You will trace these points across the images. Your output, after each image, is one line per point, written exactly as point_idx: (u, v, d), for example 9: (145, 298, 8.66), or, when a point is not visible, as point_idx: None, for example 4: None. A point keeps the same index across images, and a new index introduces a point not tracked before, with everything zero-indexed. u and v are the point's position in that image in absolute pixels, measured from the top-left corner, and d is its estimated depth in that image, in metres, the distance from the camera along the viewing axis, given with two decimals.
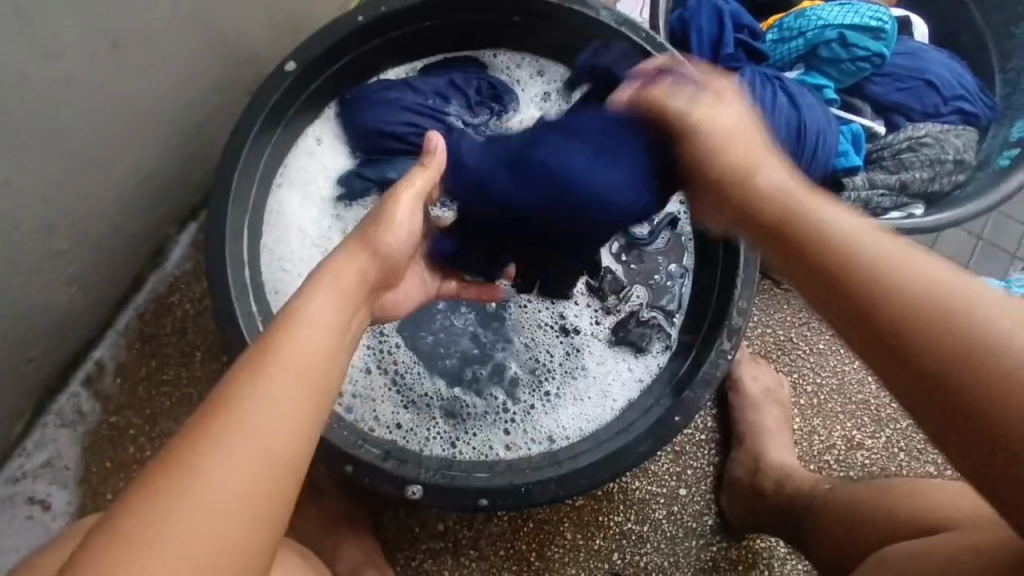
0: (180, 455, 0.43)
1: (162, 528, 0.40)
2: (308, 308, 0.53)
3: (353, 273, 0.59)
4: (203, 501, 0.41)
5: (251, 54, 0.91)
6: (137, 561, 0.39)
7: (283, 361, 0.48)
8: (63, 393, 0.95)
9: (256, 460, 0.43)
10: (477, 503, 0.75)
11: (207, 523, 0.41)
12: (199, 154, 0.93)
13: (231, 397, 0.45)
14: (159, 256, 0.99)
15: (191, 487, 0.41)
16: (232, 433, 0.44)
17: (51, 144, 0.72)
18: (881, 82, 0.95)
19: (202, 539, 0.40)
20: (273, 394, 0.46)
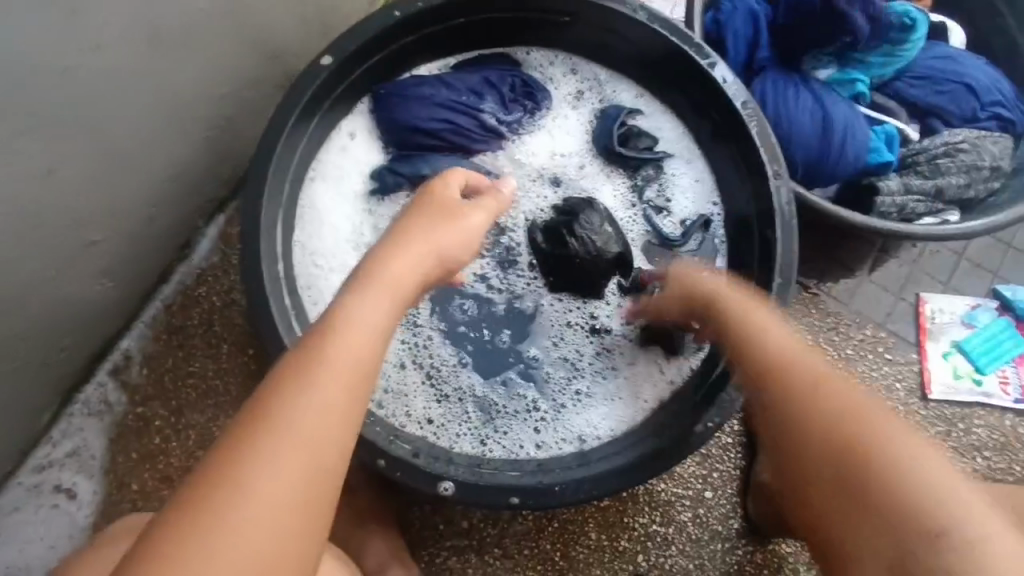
0: (228, 459, 0.42)
1: (208, 535, 0.40)
2: (361, 302, 0.50)
3: (416, 263, 0.55)
4: (251, 510, 0.41)
5: (284, 47, 0.91)
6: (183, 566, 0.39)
7: (336, 364, 0.46)
8: (89, 384, 0.94)
9: (302, 471, 0.43)
10: (508, 501, 0.74)
11: (255, 530, 0.41)
12: (230, 147, 0.93)
13: (278, 398, 0.44)
14: (187, 248, 0.99)
15: (240, 494, 0.41)
16: (281, 441, 0.43)
17: (90, 134, 0.71)
18: (919, 86, 0.94)
19: (246, 549, 0.40)
20: (324, 401, 0.45)
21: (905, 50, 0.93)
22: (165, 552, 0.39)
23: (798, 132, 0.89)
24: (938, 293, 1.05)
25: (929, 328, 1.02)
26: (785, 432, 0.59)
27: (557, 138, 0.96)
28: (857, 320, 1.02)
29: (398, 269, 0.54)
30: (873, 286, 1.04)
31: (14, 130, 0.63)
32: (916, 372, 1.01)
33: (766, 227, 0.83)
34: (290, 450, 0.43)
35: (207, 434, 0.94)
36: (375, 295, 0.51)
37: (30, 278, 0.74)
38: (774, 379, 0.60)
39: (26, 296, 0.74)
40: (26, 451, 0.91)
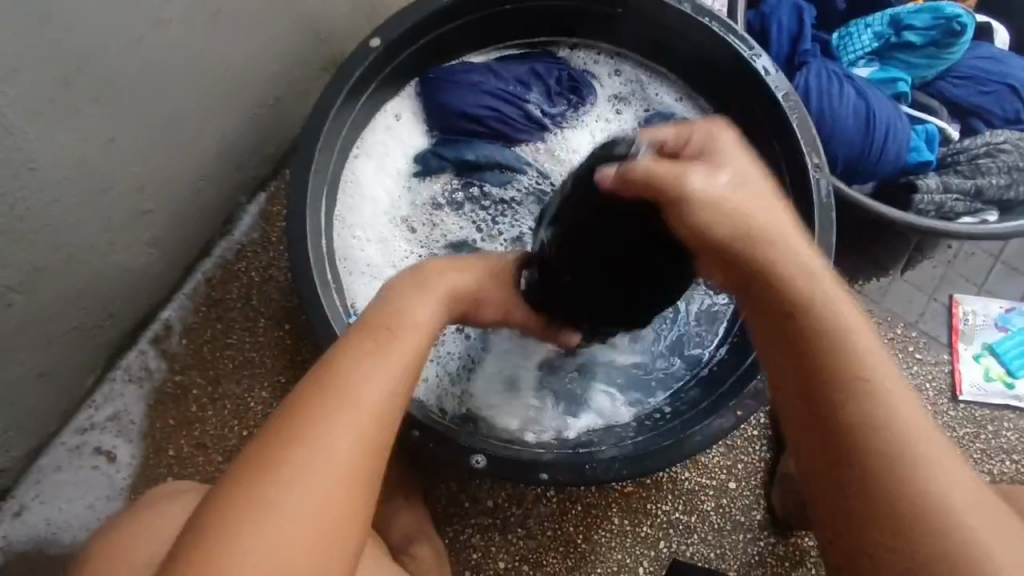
0: (293, 422, 0.47)
1: (270, 487, 0.44)
2: (411, 300, 0.59)
3: (452, 280, 0.64)
4: (309, 467, 0.44)
5: (333, 30, 0.93)
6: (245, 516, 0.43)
7: (390, 347, 0.53)
8: (131, 350, 0.97)
9: (358, 432, 0.47)
10: (536, 477, 0.75)
11: (310, 494, 0.44)
12: (276, 125, 0.95)
13: (335, 374, 0.50)
14: (228, 223, 1.02)
15: (295, 459, 0.45)
16: (337, 405, 0.48)
17: (150, 105, 0.74)
18: (961, 85, 0.94)
19: (307, 504, 0.44)
20: (379, 375, 0.50)
21: (952, 52, 0.92)
22: (228, 509, 0.43)
23: (840, 125, 0.88)
24: (972, 295, 1.04)
25: (962, 329, 1.02)
26: (793, 419, 0.48)
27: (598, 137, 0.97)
28: (888, 319, 1.02)
29: (439, 284, 0.62)
30: (906, 285, 1.04)
31: (82, 97, 0.66)
32: (947, 372, 1.00)
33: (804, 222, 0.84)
34: (346, 425, 0.47)
35: (243, 404, 0.97)
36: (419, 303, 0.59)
37: (86, 244, 0.76)
38: (807, 331, 0.47)
39: (82, 260, 0.77)
40: (70, 413, 0.94)
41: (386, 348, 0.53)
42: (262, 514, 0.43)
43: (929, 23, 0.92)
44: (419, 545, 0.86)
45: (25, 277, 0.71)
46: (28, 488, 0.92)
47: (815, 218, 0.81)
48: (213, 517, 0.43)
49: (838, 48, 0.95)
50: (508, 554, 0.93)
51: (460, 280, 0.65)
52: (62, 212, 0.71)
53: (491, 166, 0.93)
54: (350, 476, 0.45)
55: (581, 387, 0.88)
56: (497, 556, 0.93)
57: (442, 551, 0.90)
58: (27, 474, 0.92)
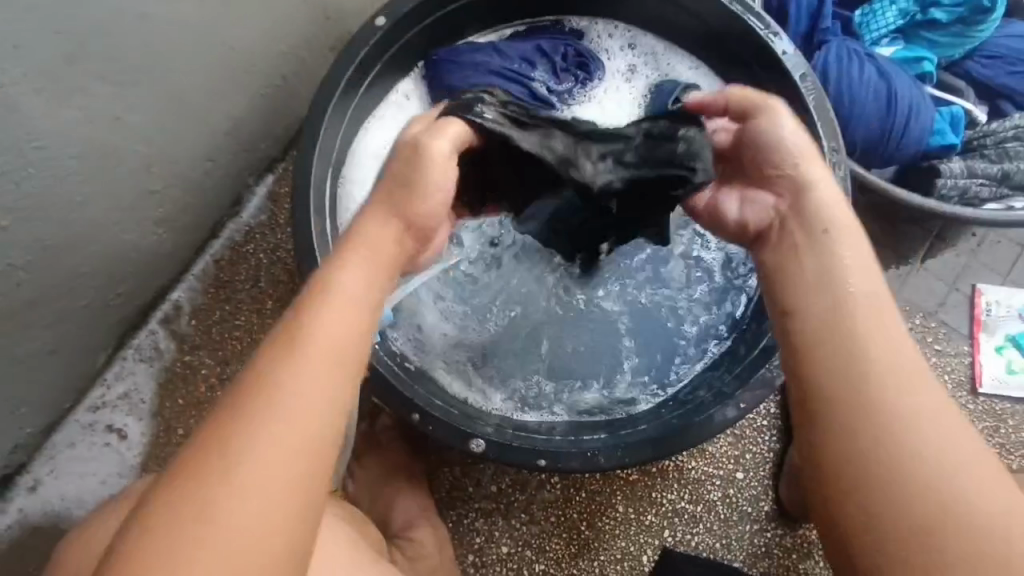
0: (214, 445, 0.44)
1: (199, 518, 0.41)
2: (340, 269, 0.54)
3: (387, 232, 0.58)
4: (236, 485, 0.42)
5: (340, 9, 0.92)
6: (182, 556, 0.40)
7: (312, 340, 0.49)
8: (142, 330, 0.98)
9: (292, 439, 0.45)
10: (535, 463, 0.74)
11: (248, 513, 0.42)
12: (284, 106, 0.95)
13: (258, 390, 0.46)
14: (237, 204, 1.02)
15: (224, 475, 0.42)
16: (263, 417, 0.45)
17: (155, 84, 0.73)
18: (989, 65, 0.90)
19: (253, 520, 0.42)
20: (305, 372, 0.47)
21: (981, 29, 0.88)
22: (153, 542, 0.41)
23: (858, 108, 0.85)
24: (996, 285, 1.00)
25: (984, 320, 0.98)
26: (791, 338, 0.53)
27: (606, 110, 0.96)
28: (906, 309, 0.99)
29: (373, 242, 0.57)
30: (926, 274, 1.00)
31: (88, 75, 0.66)
32: (967, 365, 0.97)
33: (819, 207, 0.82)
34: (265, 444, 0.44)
35: None
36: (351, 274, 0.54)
37: (94, 223, 0.77)
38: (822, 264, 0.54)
39: (90, 239, 0.78)
40: (82, 390, 0.95)
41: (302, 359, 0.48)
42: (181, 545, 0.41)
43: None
44: (421, 528, 0.86)
45: (35, 255, 0.72)
46: (43, 463, 0.94)
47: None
48: (138, 536, 0.41)
49: (861, 25, 0.91)
50: (511, 539, 0.93)
51: (395, 229, 0.58)
52: (70, 191, 0.71)
53: None
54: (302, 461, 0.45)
55: (586, 372, 0.88)
56: (499, 541, 0.92)
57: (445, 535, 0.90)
58: (41, 450, 0.94)
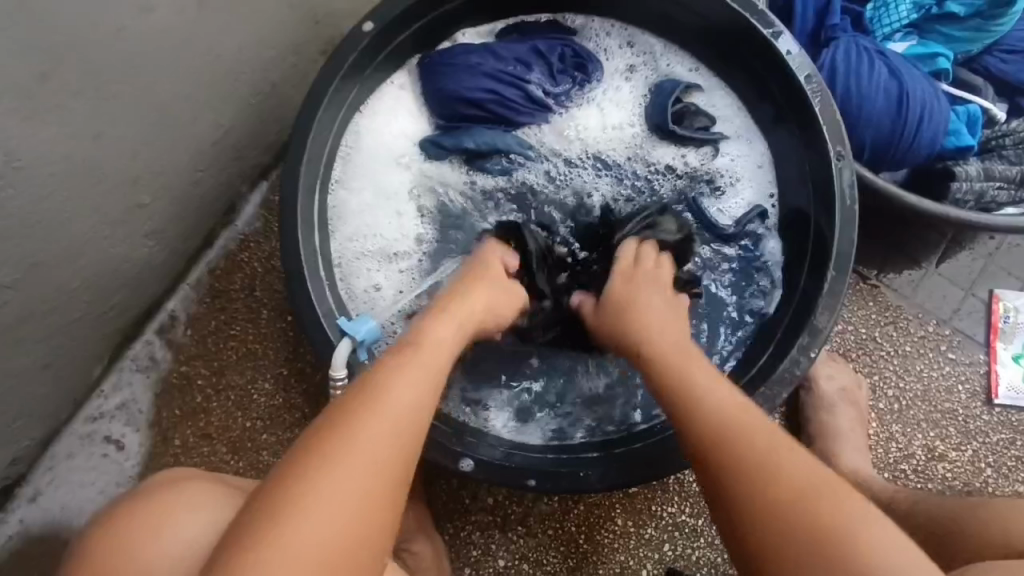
0: (340, 428, 0.48)
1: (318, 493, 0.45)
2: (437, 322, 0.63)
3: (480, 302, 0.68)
4: (357, 464, 0.47)
5: (329, 12, 0.89)
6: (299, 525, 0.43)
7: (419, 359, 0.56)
8: (138, 340, 0.98)
9: (395, 437, 0.49)
10: (524, 482, 0.73)
11: (361, 494, 0.46)
12: (274, 112, 0.93)
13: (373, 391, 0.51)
14: (230, 212, 1.00)
15: (345, 454, 0.47)
16: (373, 414, 0.50)
17: (134, 98, 0.72)
18: (1010, 60, 0.85)
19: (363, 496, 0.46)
20: (412, 381, 0.53)
21: (1001, 23, 0.83)
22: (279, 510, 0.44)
23: (868, 108, 0.81)
24: (1015, 290, 0.96)
25: (1001, 327, 0.94)
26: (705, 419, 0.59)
27: (607, 110, 0.92)
28: (918, 316, 0.95)
29: (473, 303, 0.67)
30: (940, 279, 0.96)
31: (64, 92, 0.64)
32: (983, 374, 0.93)
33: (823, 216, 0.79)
34: (348, 467, 0.46)
35: (246, 395, 0.97)
36: (434, 340, 0.60)
37: (80, 239, 0.76)
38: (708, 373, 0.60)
39: (77, 255, 0.77)
40: (80, 402, 0.96)
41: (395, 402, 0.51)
42: (297, 524, 0.43)
43: None
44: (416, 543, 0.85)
45: (21, 273, 0.71)
46: (43, 474, 0.95)
47: (837, 215, 0.77)
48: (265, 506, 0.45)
49: (872, 20, 0.86)
50: (508, 552, 0.91)
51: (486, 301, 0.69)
52: (53, 209, 0.70)
53: (493, 153, 0.89)
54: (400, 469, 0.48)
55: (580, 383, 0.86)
56: (497, 554, 0.91)
57: (441, 548, 0.89)
58: (40, 461, 0.95)
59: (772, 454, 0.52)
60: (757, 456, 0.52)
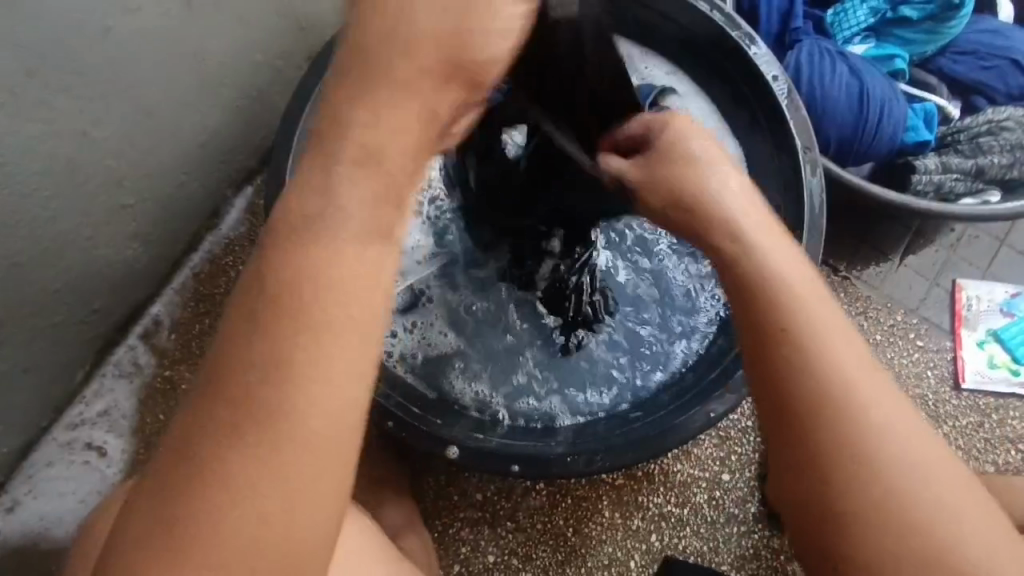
0: (191, 456, 0.39)
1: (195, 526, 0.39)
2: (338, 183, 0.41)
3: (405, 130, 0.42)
4: (223, 485, 0.38)
5: (313, 19, 0.91)
6: (182, 558, 0.38)
7: (283, 312, 0.39)
8: (120, 346, 0.97)
9: (263, 452, 0.39)
10: (508, 469, 0.74)
11: (236, 519, 0.38)
12: (260, 116, 0.95)
13: (229, 394, 0.39)
14: (215, 217, 1.01)
15: (209, 478, 0.38)
16: (226, 413, 0.39)
17: (120, 99, 0.73)
18: (961, 61, 0.90)
19: (233, 528, 0.38)
20: (267, 357, 0.39)
21: (951, 26, 0.88)
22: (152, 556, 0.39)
23: (831, 106, 0.85)
24: (976, 280, 1.01)
25: (965, 315, 0.98)
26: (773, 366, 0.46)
27: None
28: (887, 306, 0.99)
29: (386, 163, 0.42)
30: (906, 271, 1.00)
31: (51, 90, 0.65)
32: (950, 361, 0.97)
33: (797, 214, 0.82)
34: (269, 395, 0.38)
35: None
36: (358, 198, 0.41)
37: (64, 237, 0.76)
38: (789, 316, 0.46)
39: (61, 255, 0.77)
40: (61, 408, 0.94)
41: (322, 312, 0.39)
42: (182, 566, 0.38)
43: None
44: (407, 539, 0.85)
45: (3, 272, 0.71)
46: (21, 484, 0.93)
47: (805, 222, 0.81)
48: (141, 547, 0.39)
49: (833, 24, 0.91)
50: (497, 547, 0.92)
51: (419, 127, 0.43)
52: (37, 208, 0.71)
53: None
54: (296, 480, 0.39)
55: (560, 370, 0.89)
56: (486, 549, 0.92)
57: (430, 545, 0.89)
58: (19, 470, 0.93)
59: (820, 414, 0.44)
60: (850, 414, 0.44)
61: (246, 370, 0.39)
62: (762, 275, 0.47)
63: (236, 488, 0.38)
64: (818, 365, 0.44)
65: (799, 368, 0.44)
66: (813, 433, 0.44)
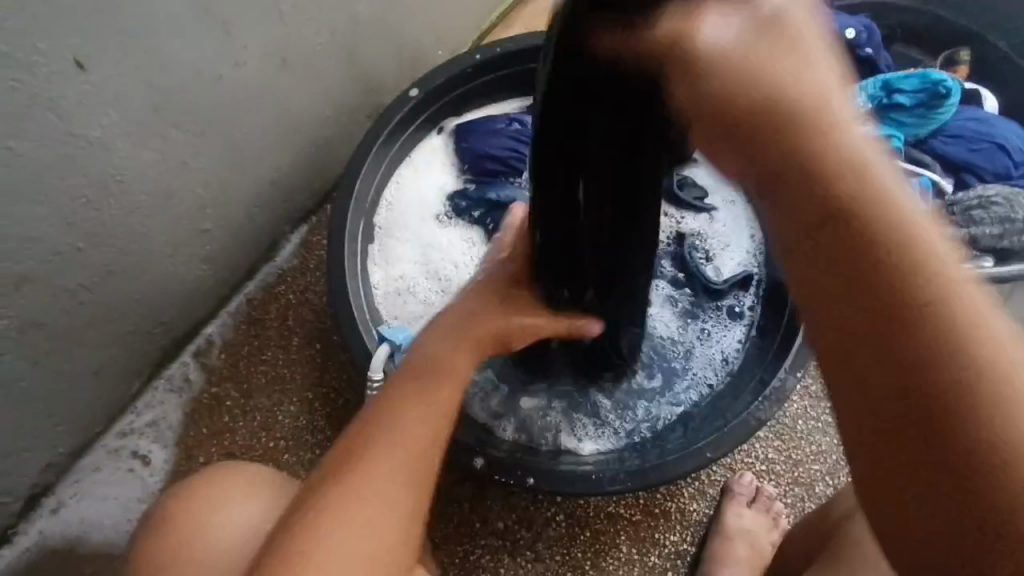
0: (353, 486, 0.57)
1: (361, 496, 0.57)
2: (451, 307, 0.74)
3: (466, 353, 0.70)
4: (376, 474, 0.58)
5: (378, 83, 1.05)
6: (357, 503, 0.56)
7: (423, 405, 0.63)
8: (175, 361, 1.05)
9: (370, 505, 0.57)
10: (524, 481, 0.80)
11: (387, 500, 0.57)
12: (324, 163, 1.06)
13: (391, 425, 0.61)
14: (273, 249, 1.10)
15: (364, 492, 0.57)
16: (384, 454, 0.59)
17: (221, 138, 0.84)
18: (951, 143, 1.01)
19: (383, 518, 0.57)
20: (391, 448, 0.60)
21: (938, 113, 1.00)
22: (333, 509, 0.56)
23: None
24: None
25: None
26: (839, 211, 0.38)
27: None
28: None
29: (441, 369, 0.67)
30: None
31: (167, 124, 0.76)
32: None
33: None
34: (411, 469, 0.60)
35: (271, 417, 1.03)
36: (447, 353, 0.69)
37: (146, 253, 0.85)
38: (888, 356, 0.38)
39: (144, 266, 0.86)
40: (113, 416, 1.01)
41: (395, 441, 0.60)
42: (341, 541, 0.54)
43: (917, 87, 1.01)
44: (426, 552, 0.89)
45: (98, 277, 0.81)
46: (67, 486, 0.98)
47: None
48: (321, 510, 0.56)
49: None
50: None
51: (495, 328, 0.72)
52: (137, 221, 0.81)
53: (512, 205, 1.02)
54: (402, 495, 0.59)
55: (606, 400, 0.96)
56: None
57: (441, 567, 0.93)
58: (67, 473, 0.99)
59: (830, 171, 0.38)
60: (832, 161, 0.38)
61: (390, 450, 0.60)
62: (876, 196, 0.38)
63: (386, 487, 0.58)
64: (868, 198, 0.38)
65: (867, 204, 0.38)
66: (874, 236, 0.38)
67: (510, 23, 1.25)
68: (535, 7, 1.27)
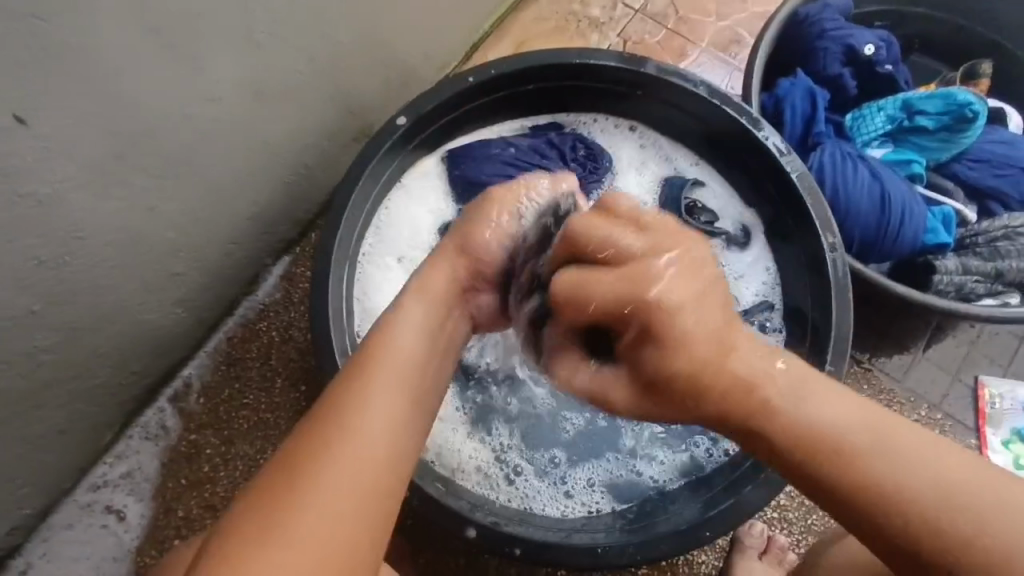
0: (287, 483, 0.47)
1: (297, 494, 0.46)
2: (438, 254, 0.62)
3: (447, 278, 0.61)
4: (327, 475, 0.47)
5: (363, 104, 0.97)
6: (291, 512, 0.46)
7: (378, 370, 0.53)
8: (150, 408, 0.98)
9: (329, 501, 0.46)
10: (512, 552, 0.73)
11: (333, 512, 0.46)
12: (307, 192, 0.99)
13: (335, 410, 0.50)
14: (253, 282, 1.03)
15: (301, 496, 0.46)
16: (330, 453, 0.48)
17: (191, 181, 0.77)
18: (977, 168, 0.94)
19: (322, 528, 0.45)
20: (354, 441, 0.49)
21: (964, 137, 0.93)
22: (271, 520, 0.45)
23: (852, 205, 0.90)
24: (999, 377, 1.01)
25: (989, 413, 0.99)
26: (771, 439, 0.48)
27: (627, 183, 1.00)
28: (910, 400, 1.00)
29: (405, 329, 0.56)
30: (928, 364, 1.02)
31: (128, 173, 0.69)
32: None
33: (822, 327, 0.86)
34: (331, 503, 0.46)
35: (255, 466, 0.97)
36: (412, 311, 0.57)
37: (113, 306, 0.78)
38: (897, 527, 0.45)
39: (112, 320, 0.79)
40: (84, 470, 0.95)
41: (353, 433, 0.49)
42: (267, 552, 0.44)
43: (942, 108, 0.93)
44: None
45: (59, 337, 0.74)
46: (37, 545, 0.93)
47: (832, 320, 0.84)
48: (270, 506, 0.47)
49: (851, 128, 0.98)
50: None
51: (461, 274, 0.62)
52: (100, 275, 0.74)
53: None
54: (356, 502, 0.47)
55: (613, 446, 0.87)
56: None
57: None
58: (38, 530, 0.93)
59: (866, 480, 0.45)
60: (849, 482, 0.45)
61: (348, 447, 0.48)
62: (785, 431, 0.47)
63: (342, 477, 0.47)
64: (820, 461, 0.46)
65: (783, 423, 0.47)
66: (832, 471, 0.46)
67: (503, 33, 1.17)
68: (529, 15, 1.18)
